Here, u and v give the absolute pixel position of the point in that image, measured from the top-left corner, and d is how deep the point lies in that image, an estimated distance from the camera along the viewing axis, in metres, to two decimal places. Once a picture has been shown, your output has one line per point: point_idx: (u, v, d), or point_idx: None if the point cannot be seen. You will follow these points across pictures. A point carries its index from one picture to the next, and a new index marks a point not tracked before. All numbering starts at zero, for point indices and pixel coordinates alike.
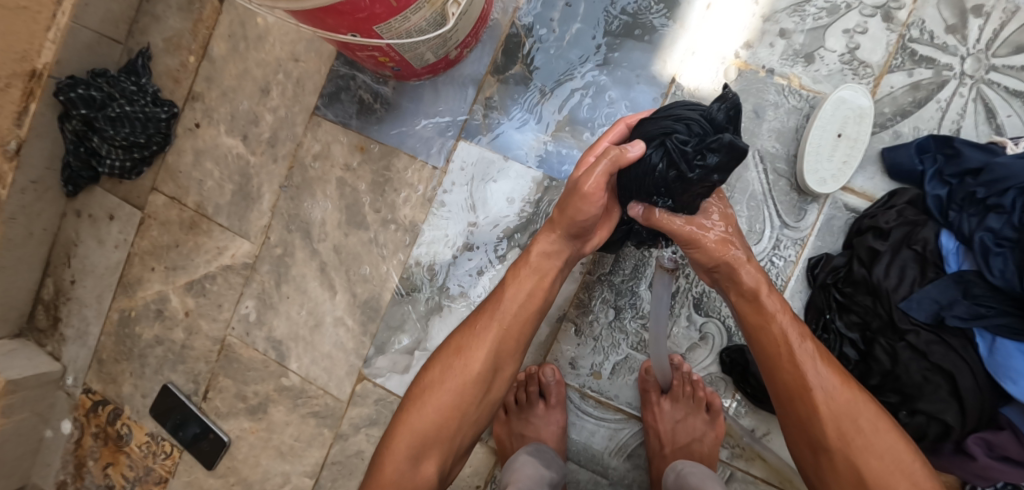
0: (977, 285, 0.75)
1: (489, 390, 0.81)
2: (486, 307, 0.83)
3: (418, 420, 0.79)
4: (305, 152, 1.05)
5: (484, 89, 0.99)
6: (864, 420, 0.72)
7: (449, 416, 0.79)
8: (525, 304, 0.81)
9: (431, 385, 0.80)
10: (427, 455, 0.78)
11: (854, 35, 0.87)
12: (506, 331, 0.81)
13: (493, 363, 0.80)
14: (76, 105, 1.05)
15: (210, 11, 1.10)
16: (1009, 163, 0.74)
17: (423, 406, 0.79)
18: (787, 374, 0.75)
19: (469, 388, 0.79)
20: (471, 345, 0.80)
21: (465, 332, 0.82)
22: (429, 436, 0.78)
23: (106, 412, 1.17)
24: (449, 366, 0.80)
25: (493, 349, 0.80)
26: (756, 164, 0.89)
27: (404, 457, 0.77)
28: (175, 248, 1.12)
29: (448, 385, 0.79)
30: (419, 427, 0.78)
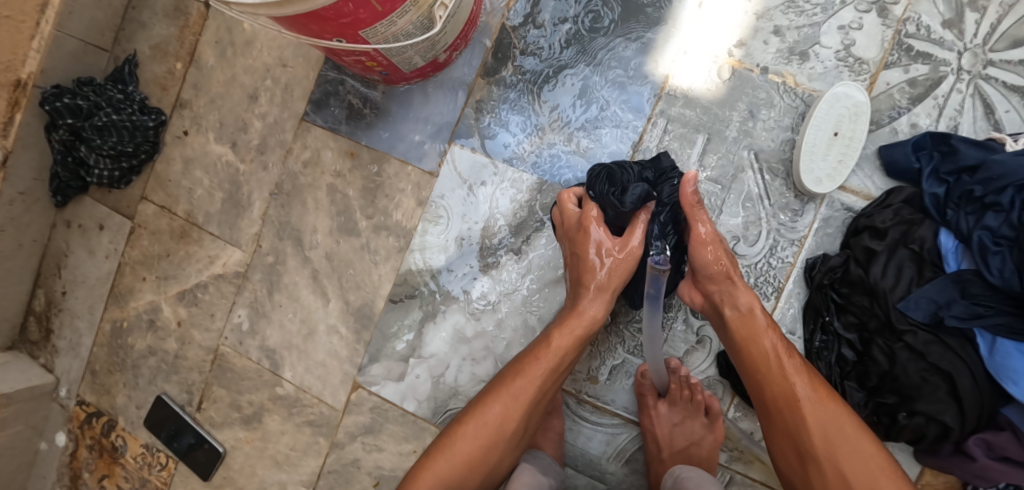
0: (975, 284, 0.74)
1: (518, 444, 0.84)
2: (522, 365, 0.83)
3: (443, 467, 0.80)
4: (295, 159, 1.04)
5: (474, 93, 0.98)
6: (849, 429, 0.73)
7: (477, 468, 0.80)
8: (561, 364, 0.82)
9: (458, 437, 0.81)
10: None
11: (849, 31, 0.86)
12: (541, 393, 0.82)
13: (526, 422, 0.82)
14: (62, 115, 1.04)
15: (197, 16, 1.09)
16: (1006, 160, 0.73)
17: (451, 455, 0.80)
18: (775, 387, 0.76)
19: (499, 447, 0.81)
20: (502, 402, 0.81)
21: (497, 384, 0.84)
22: (453, 484, 0.79)
23: (101, 423, 1.16)
24: (482, 420, 0.81)
25: (527, 406, 0.81)
26: (751, 164, 0.88)
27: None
28: (166, 257, 1.11)
29: (478, 438, 0.80)
30: (444, 476, 0.79)
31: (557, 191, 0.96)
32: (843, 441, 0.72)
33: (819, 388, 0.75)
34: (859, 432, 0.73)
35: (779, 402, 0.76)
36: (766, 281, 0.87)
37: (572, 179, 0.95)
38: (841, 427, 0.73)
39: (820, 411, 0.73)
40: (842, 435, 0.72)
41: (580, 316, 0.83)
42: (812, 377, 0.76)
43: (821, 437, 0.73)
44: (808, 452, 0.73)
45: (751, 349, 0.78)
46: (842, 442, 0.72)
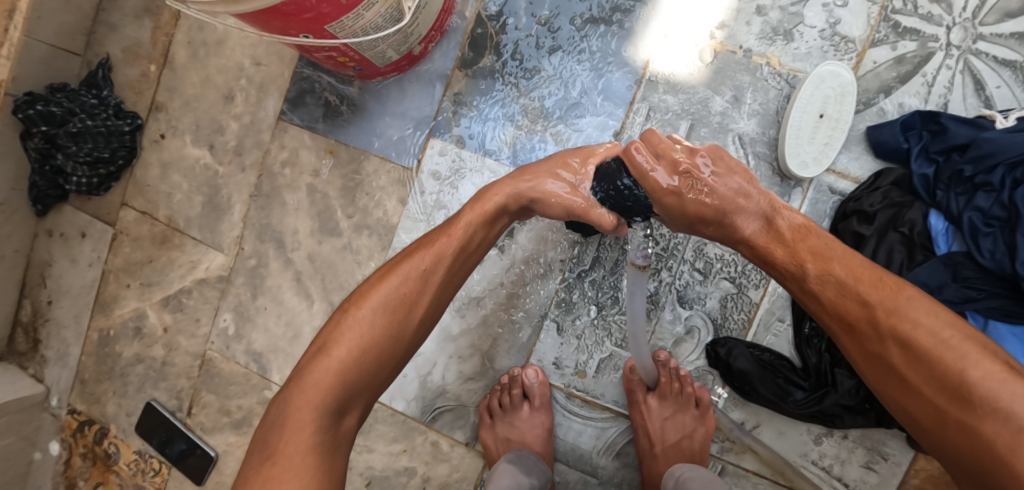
0: (966, 267, 0.72)
1: (417, 341, 0.75)
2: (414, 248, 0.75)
3: (345, 358, 0.68)
4: (273, 159, 1.02)
5: (452, 85, 0.95)
6: (934, 334, 0.61)
7: (383, 360, 0.70)
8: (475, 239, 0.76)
9: (358, 323, 0.70)
10: (351, 404, 0.69)
11: (834, 9, 0.83)
12: (450, 275, 0.75)
13: (404, 303, 0.72)
14: (36, 123, 1.02)
15: (168, 17, 1.06)
16: (997, 137, 0.70)
17: (352, 348, 0.68)
18: (829, 300, 0.68)
19: (408, 332, 0.72)
20: (399, 283, 0.72)
21: (376, 278, 0.74)
22: (359, 383, 0.69)
23: (93, 432, 1.16)
24: (388, 307, 0.71)
25: (414, 290, 0.72)
26: (736, 150, 0.86)
27: (321, 410, 0.66)
28: (148, 263, 1.10)
29: (362, 333, 0.69)
30: (340, 368, 0.68)
31: None
32: (929, 354, 0.60)
33: (866, 299, 0.65)
34: (942, 341, 0.60)
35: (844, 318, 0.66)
36: (753, 269, 0.86)
37: None
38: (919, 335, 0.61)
39: (889, 318, 0.63)
40: (916, 352, 0.61)
41: (479, 205, 0.77)
42: (855, 283, 0.66)
43: (884, 368, 0.63)
44: (877, 379, 0.65)
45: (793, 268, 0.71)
46: (929, 350, 0.60)
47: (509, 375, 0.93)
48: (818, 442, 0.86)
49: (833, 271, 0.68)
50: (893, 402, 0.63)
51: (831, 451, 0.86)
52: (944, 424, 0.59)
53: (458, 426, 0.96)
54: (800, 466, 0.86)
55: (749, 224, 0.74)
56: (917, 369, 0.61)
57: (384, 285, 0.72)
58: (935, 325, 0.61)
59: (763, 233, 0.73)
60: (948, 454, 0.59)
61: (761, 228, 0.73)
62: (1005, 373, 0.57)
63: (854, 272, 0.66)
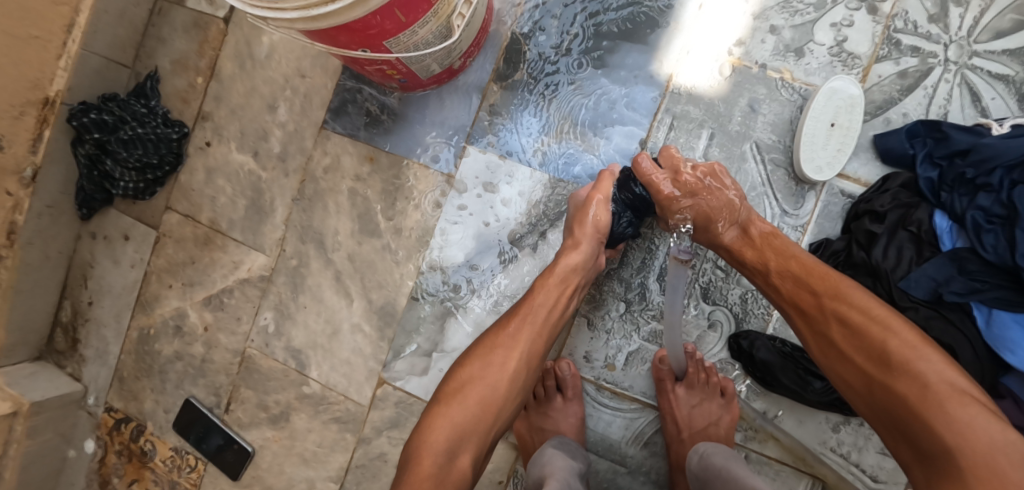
0: (972, 261, 0.78)
1: (519, 392, 0.80)
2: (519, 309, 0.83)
3: (457, 410, 0.76)
4: (316, 165, 1.08)
5: (488, 97, 1.02)
6: (866, 312, 0.70)
7: (488, 410, 0.77)
8: (564, 284, 0.84)
9: (462, 376, 0.79)
10: (462, 450, 0.75)
11: (841, 28, 0.91)
12: (538, 328, 0.82)
13: (525, 362, 0.80)
14: (89, 130, 1.08)
15: (216, 32, 1.13)
16: (996, 143, 0.77)
17: (464, 398, 0.77)
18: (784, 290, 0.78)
19: (506, 385, 0.78)
20: (513, 342, 0.80)
21: (494, 333, 0.82)
22: (466, 427, 0.76)
23: (129, 429, 1.19)
24: (488, 361, 0.79)
25: (531, 345, 0.81)
26: (754, 156, 0.93)
27: (439, 450, 0.74)
28: (191, 264, 1.15)
29: (484, 378, 0.78)
30: (455, 417, 0.76)
31: (571, 188, 0.99)
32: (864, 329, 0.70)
33: (816, 286, 0.75)
34: (876, 318, 0.70)
35: (796, 304, 0.77)
36: None
37: (584, 176, 0.99)
38: (856, 314, 0.71)
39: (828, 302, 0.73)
40: (851, 328, 0.71)
41: (554, 271, 0.84)
42: (807, 277, 0.76)
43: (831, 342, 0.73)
44: (825, 354, 0.74)
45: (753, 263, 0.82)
46: (863, 325, 0.70)
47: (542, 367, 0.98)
48: (836, 429, 0.91)
49: (790, 266, 0.78)
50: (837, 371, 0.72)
51: (848, 439, 0.91)
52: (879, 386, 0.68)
53: None
54: (820, 453, 0.91)
55: (727, 231, 0.84)
56: (858, 342, 0.70)
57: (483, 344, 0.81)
58: (868, 308, 0.71)
59: (738, 240, 0.84)
60: (880, 411, 0.68)
61: (737, 235, 0.84)
62: (921, 343, 0.67)
63: (801, 263, 0.78)
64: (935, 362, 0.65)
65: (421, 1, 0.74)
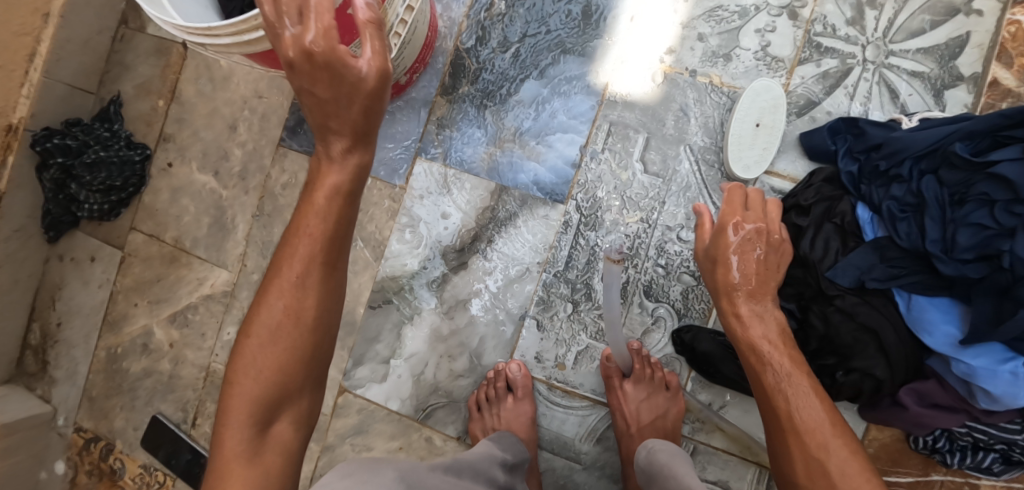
0: (891, 249, 0.82)
1: (324, 352, 0.70)
2: (295, 224, 0.69)
3: (251, 381, 0.66)
4: (275, 182, 1.12)
5: (436, 110, 1.06)
6: (808, 407, 0.70)
7: (294, 369, 0.67)
8: (338, 212, 0.69)
9: (248, 352, 0.67)
10: (277, 416, 0.66)
11: (765, 34, 0.96)
12: (324, 260, 0.68)
13: (302, 310, 0.67)
14: (53, 154, 1.11)
15: (177, 57, 1.17)
16: (903, 136, 0.82)
17: (256, 371, 0.66)
18: (756, 369, 0.75)
19: (314, 340, 0.68)
20: (274, 300, 0.67)
21: (264, 281, 0.69)
22: (274, 397, 0.66)
23: (99, 448, 1.20)
24: (279, 293, 0.67)
25: (309, 280, 0.67)
26: (688, 157, 0.97)
27: (246, 437, 0.64)
28: (157, 282, 1.18)
29: (274, 341, 0.66)
30: (267, 361, 0.66)
31: (516, 195, 1.02)
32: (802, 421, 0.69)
33: (783, 365, 0.73)
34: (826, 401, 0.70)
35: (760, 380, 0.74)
36: None
37: (528, 182, 1.02)
38: (801, 408, 0.70)
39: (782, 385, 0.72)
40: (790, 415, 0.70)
41: (319, 191, 0.69)
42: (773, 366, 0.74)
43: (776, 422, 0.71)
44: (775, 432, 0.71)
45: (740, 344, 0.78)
46: (809, 420, 0.69)
47: (494, 369, 1.01)
48: None
49: (769, 338, 0.76)
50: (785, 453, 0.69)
51: None
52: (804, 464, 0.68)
53: (450, 421, 1.03)
54: (764, 441, 0.94)
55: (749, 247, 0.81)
56: (807, 427, 0.69)
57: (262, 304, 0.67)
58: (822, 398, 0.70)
59: (743, 283, 0.78)
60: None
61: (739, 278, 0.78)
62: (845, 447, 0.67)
63: (777, 349, 0.75)
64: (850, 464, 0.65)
65: None
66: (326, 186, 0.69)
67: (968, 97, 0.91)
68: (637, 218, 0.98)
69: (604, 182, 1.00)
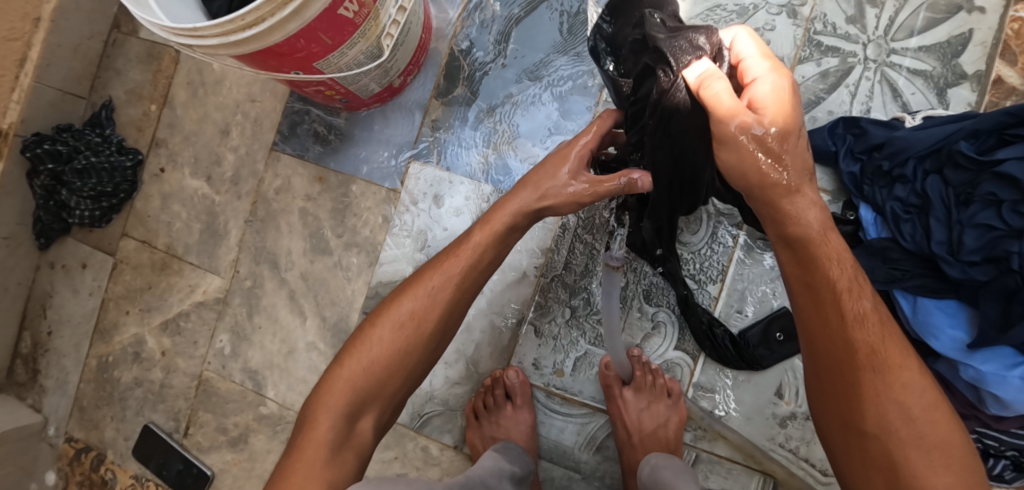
0: (894, 250, 0.80)
1: (432, 359, 0.77)
2: (433, 265, 0.76)
3: (359, 373, 0.72)
4: (267, 187, 1.10)
5: (430, 113, 1.05)
6: (914, 406, 0.61)
7: (394, 375, 0.73)
8: (478, 264, 0.75)
9: (371, 341, 0.73)
10: (366, 411, 0.72)
11: (764, 33, 0.94)
12: (459, 294, 0.75)
13: (416, 316, 0.73)
14: (43, 161, 1.10)
15: (169, 61, 1.16)
16: (906, 135, 0.80)
17: (364, 360, 0.73)
18: (828, 341, 0.64)
19: (417, 350, 0.73)
20: (410, 302, 0.74)
21: (398, 290, 0.77)
22: (370, 392, 0.72)
23: (90, 458, 1.18)
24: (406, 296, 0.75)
25: (437, 298, 0.74)
26: None
27: (337, 416, 0.70)
28: (148, 289, 1.16)
29: (393, 339, 0.73)
30: (375, 358, 0.72)
31: None
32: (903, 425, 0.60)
33: (874, 361, 0.62)
34: (910, 393, 0.61)
35: (838, 358, 0.63)
36: (711, 266, 0.94)
37: None
38: (904, 408, 0.61)
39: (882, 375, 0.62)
40: (882, 419, 0.61)
41: (465, 247, 0.75)
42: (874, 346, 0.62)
43: (840, 421, 0.64)
44: (840, 422, 0.64)
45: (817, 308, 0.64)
46: (912, 424, 0.60)
47: (492, 377, 0.98)
48: (783, 425, 0.91)
49: (865, 325, 0.63)
50: (849, 452, 0.63)
51: (796, 434, 0.91)
52: (863, 454, 0.62)
53: (446, 430, 1.01)
54: (768, 449, 0.92)
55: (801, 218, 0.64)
56: (901, 427, 0.60)
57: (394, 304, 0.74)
58: (919, 397, 0.61)
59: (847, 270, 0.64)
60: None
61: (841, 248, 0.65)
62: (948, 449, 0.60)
63: (866, 317, 0.63)
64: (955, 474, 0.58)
65: (345, 24, 0.77)
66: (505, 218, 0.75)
67: (971, 95, 0.89)
68: None
69: None
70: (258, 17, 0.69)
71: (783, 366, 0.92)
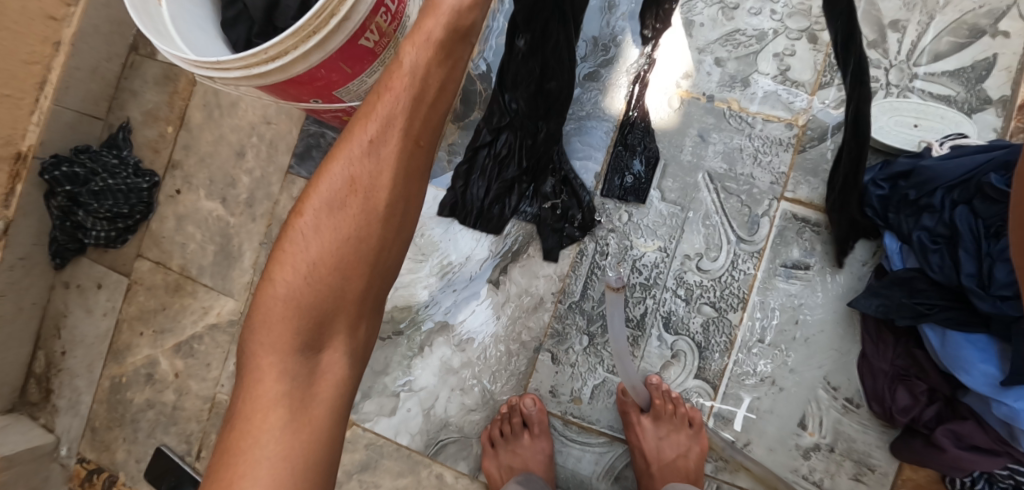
0: (920, 281, 0.79)
1: (352, 354, 0.64)
2: (289, 242, 0.62)
3: (288, 293, 0.61)
4: (282, 210, 1.10)
5: (446, 136, 1.03)
6: None
7: (339, 300, 0.61)
8: (423, 88, 0.62)
9: (262, 383, 0.59)
10: (319, 337, 0.61)
11: (784, 58, 0.93)
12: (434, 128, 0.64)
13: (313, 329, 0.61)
14: (60, 183, 1.10)
15: (185, 83, 1.16)
16: (934, 165, 0.78)
17: (266, 404, 0.59)
18: None
19: (371, 234, 0.62)
20: (285, 331, 0.60)
21: (251, 342, 0.61)
22: (314, 308, 0.61)
23: (101, 480, 1.17)
24: (266, 337, 0.60)
25: (338, 303, 0.61)
26: (707, 184, 0.94)
27: (286, 339, 0.60)
28: (162, 311, 1.16)
29: (281, 363, 0.60)
30: (287, 296, 0.60)
31: (528, 223, 0.99)
32: None
33: None
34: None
35: None
36: (731, 293, 0.92)
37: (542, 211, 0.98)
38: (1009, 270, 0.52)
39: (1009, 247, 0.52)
40: None
41: (399, 71, 0.61)
42: None
43: None
44: None
45: None
46: None
47: (509, 404, 0.97)
48: (806, 457, 0.89)
49: None
50: None
51: (820, 465, 0.89)
52: None
53: (462, 457, 1.00)
54: (792, 482, 0.89)
55: None
56: None
57: (324, 173, 0.61)
58: None
59: None
60: None
61: None
62: None
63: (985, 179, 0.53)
64: None
65: (366, 53, 0.77)
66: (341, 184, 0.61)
67: (997, 120, 0.87)
68: (656, 247, 0.95)
69: (620, 211, 0.96)
70: (282, 50, 0.69)
71: (808, 397, 0.90)
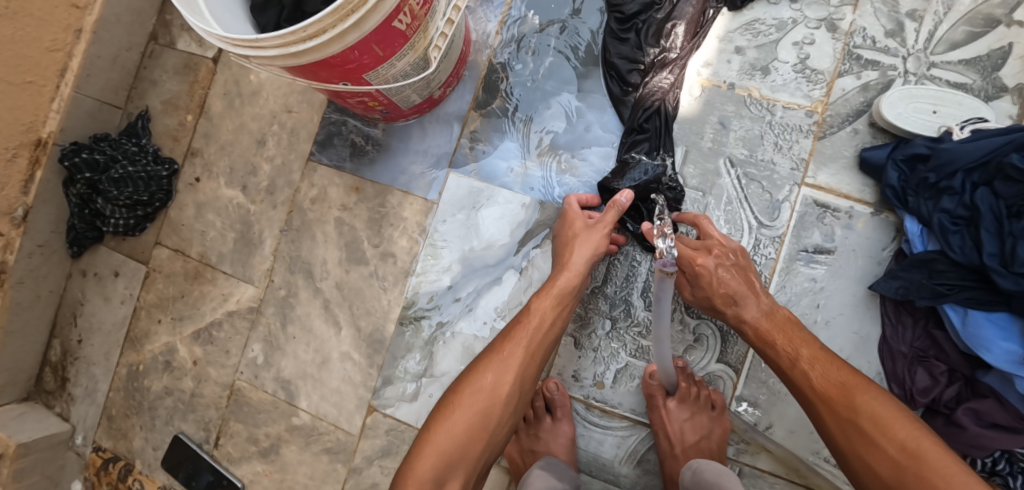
0: (941, 261, 0.82)
1: (506, 422, 0.83)
2: (509, 335, 0.86)
3: (444, 440, 0.79)
4: (303, 197, 1.10)
5: (468, 124, 1.05)
6: (903, 432, 0.70)
7: (476, 436, 0.80)
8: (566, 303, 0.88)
9: (432, 442, 0.79)
10: (451, 475, 0.77)
11: (803, 46, 0.95)
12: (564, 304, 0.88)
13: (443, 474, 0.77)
14: (81, 170, 1.11)
15: (205, 72, 1.17)
16: (953, 148, 0.81)
17: (433, 450, 0.78)
18: (815, 395, 0.77)
19: (497, 411, 0.81)
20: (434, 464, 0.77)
21: (434, 415, 0.82)
22: (455, 456, 0.78)
23: (118, 468, 1.17)
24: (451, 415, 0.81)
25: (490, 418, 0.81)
26: (728, 171, 0.95)
27: (427, 479, 0.76)
28: (180, 298, 1.16)
29: (450, 433, 0.79)
30: (448, 438, 0.79)
31: (551, 210, 1.01)
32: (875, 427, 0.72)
33: (851, 413, 0.74)
34: (881, 407, 0.73)
35: (820, 409, 0.77)
36: None
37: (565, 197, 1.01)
38: (894, 437, 0.70)
39: (878, 410, 0.72)
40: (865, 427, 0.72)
41: (554, 287, 0.88)
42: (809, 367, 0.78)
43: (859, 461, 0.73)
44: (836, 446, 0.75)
45: (786, 373, 0.80)
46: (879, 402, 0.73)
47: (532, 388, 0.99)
48: None
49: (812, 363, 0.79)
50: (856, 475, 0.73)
51: None
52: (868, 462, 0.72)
53: None
54: (812, 464, 0.91)
55: (750, 310, 0.84)
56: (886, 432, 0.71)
57: (477, 380, 0.83)
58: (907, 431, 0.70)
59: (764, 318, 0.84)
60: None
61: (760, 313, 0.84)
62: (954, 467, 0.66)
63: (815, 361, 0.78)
64: (921, 437, 0.69)
65: (397, 36, 0.77)
66: (564, 288, 0.88)
67: (1012, 108, 0.89)
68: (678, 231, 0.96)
69: None
70: (320, 28, 0.70)
71: None
